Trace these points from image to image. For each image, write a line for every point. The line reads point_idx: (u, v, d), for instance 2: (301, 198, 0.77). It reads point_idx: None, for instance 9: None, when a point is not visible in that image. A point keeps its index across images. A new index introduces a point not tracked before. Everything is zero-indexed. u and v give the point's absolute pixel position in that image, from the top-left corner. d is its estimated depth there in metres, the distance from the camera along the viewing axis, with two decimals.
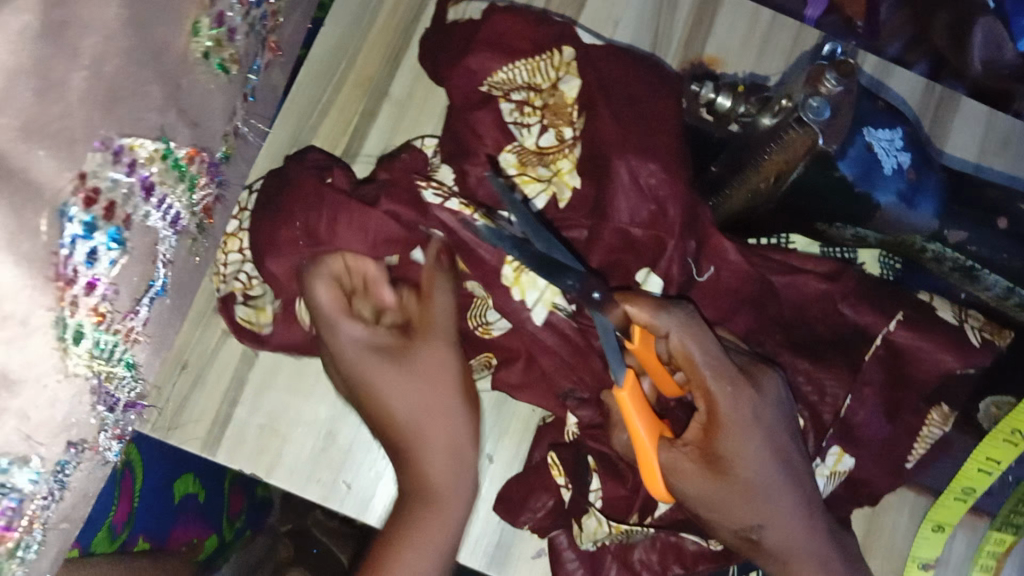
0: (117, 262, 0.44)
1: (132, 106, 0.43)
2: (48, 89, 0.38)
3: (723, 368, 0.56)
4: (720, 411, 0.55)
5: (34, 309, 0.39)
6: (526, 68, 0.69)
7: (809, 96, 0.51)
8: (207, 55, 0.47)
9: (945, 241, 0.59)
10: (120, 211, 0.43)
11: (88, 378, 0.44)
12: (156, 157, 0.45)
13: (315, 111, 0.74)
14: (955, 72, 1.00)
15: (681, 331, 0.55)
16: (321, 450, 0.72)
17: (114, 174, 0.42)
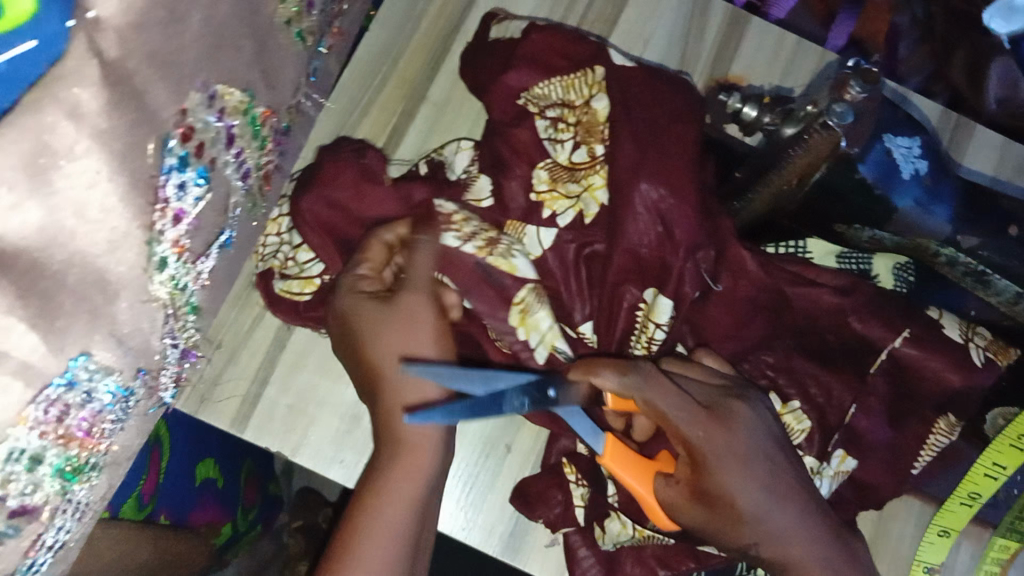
0: (201, 200, 0.43)
1: (228, 57, 0.41)
2: (169, 22, 0.36)
3: (688, 414, 0.56)
4: (699, 449, 0.56)
5: (132, 228, 0.37)
6: (561, 85, 0.73)
7: (834, 102, 0.53)
8: (289, 22, 0.46)
9: (958, 246, 0.61)
10: (208, 152, 0.42)
11: (165, 307, 0.42)
12: (240, 108, 0.44)
13: (356, 111, 0.77)
14: (971, 108, 1.03)
15: (635, 389, 0.56)
16: (345, 433, 0.74)
17: (208, 117, 0.41)
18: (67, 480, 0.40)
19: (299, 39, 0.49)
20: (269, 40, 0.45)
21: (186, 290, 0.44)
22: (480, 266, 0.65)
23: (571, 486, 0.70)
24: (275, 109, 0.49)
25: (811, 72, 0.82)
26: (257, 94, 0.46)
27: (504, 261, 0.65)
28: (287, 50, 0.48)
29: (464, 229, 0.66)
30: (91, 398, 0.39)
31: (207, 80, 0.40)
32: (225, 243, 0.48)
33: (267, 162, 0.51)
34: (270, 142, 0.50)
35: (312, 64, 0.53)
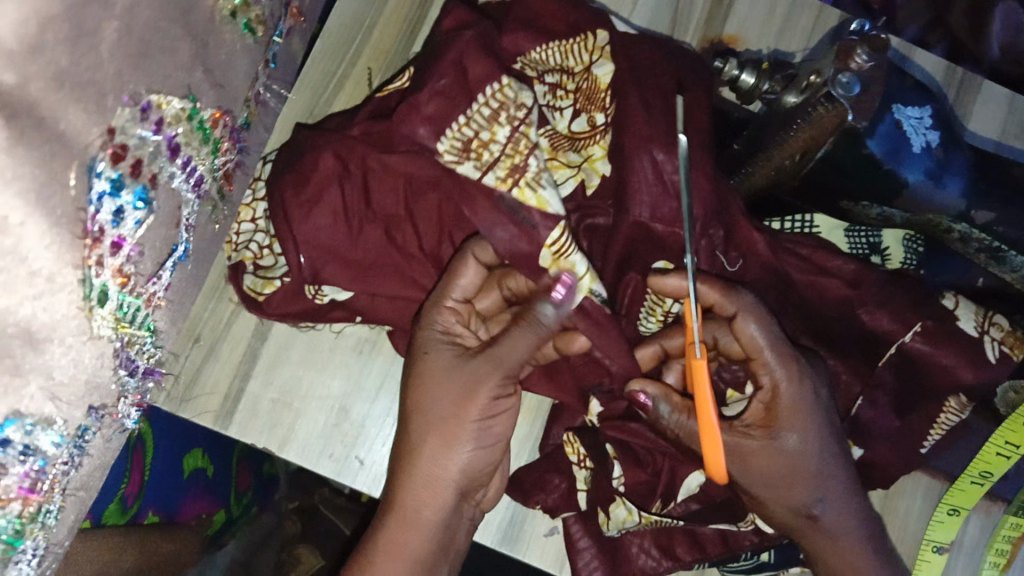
0: (142, 223, 0.39)
1: (161, 62, 0.39)
2: (80, 38, 0.34)
3: (792, 357, 0.57)
4: (784, 394, 0.56)
5: (60, 266, 0.35)
6: (559, 50, 0.68)
7: (838, 71, 0.49)
8: (233, 15, 0.44)
9: (972, 222, 0.58)
10: (147, 169, 0.39)
11: (112, 340, 0.40)
12: (183, 116, 0.41)
13: (331, 84, 0.73)
14: (973, 57, 0.97)
15: (746, 314, 0.56)
16: (334, 425, 0.71)
17: (142, 132, 0.38)
18: (10, 544, 0.37)
19: (248, 32, 0.46)
20: (212, 37, 0.42)
21: (137, 316, 0.41)
22: (505, 202, 0.56)
23: (574, 468, 0.65)
24: (228, 108, 0.45)
25: (808, 30, 0.77)
26: (201, 93, 0.42)
27: (532, 193, 0.55)
28: (234, 45, 0.45)
29: (484, 156, 0.56)
30: (30, 453, 0.36)
31: (137, 92, 0.37)
32: (182, 256, 0.45)
33: (225, 162, 0.47)
34: (225, 141, 0.46)
35: (272, 50, 0.49)
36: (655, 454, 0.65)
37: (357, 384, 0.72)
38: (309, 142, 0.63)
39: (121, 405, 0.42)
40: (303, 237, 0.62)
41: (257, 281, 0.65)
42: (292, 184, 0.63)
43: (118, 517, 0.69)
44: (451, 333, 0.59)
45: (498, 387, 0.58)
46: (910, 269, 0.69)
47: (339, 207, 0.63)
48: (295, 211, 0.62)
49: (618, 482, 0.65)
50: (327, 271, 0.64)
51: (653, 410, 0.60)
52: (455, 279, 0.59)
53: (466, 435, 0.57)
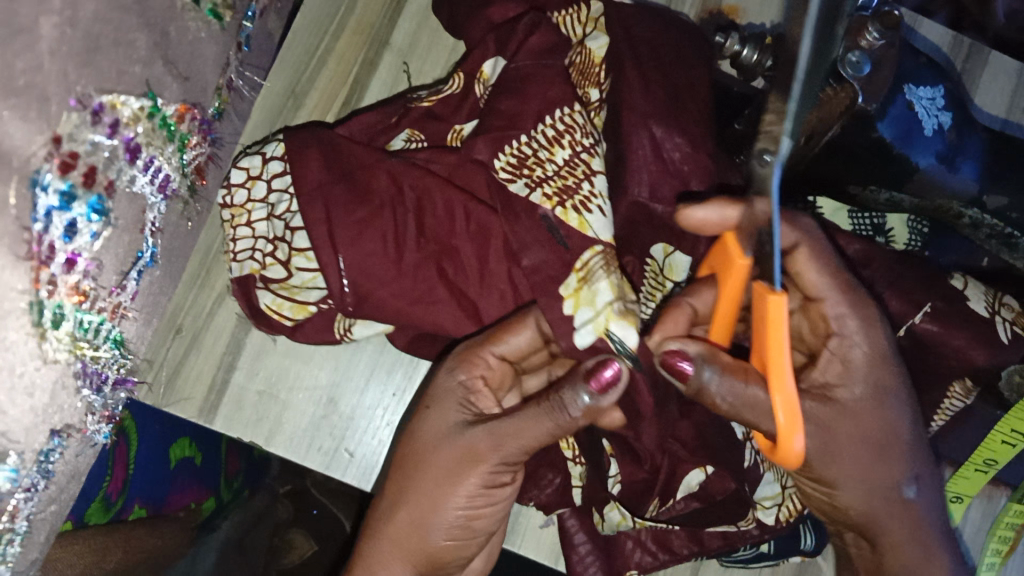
0: (100, 235, 0.38)
1: (115, 57, 0.37)
2: (13, 37, 0.32)
3: (861, 299, 0.53)
4: (850, 339, 0.53)
5: (8, 290, 0.34)
6: (552, 23, 0.64)
7: (848, 50, 0.46)
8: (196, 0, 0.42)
9: (983, 207, 0.55)
10: (101, 177, 0.37)
11: (71, 361, 0.38)
12: (141, 115, 0.39)
13: (312, 61, 0.69)
14: (977, 24, 0.94)
15: (806, 241, 0.52)
16: (322, 417, 0.69)
17: (94, 136, 0.36)
18: None
19: (214, 17, 0.44)
20: (173, 26, 0.41)
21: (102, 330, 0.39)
22: (547, 220, 0.56)
23: (568, 464, 0.65)
24: (196, 101, 0.43)
25: None
26: (163, 87, 0.40)
27: (575, 215, 0.56)
28: (193, 31, 0.42)
29: (535, 174, 0.57)
30: None
31: (85, 94, 0.36)
32: (150, 262, 0.43)
33: (196, 157, 0.44)
34: (195, 134, 0.43)
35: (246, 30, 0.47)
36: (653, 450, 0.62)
37: (346, 373, 0.69)
38: (357, 158, 0.61)
39: (90, 422, 0.40)
40: (349, 261, 0.58)
41: (279, 300, 0.62)
42: (344, 197, 0.59)
43: (102, 515, 0.69)
44: (472, 397, 0.57)
45: (490, 473, 0.54)
46: (914, 251, 0.66)
47: (391, 232, 0.59)
48: (344, 235, 0.58)
49: (614, 482, 0.64)
50: (377, 298, 0.59)
51: (693, 380, 0.49)
52: (506, 336, 0.57)
53: (444, 518, 0.54)
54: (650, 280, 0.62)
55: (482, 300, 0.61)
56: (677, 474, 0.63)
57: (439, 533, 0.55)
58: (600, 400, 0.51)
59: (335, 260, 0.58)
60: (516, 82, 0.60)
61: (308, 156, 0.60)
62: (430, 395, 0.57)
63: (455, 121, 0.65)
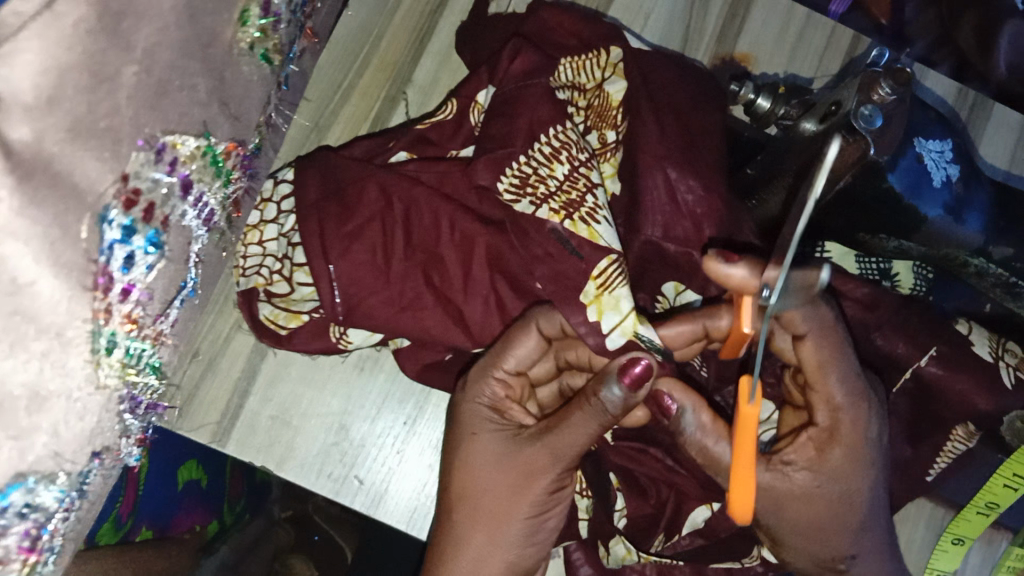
0: (153, 267, 0.39)
1: (177, 101, 0.38)
2: (98, 84, 0.34)
3: (856, 390, 0.55)
4: (841, 430, 0.55)
5: (70, 321, 0.34)
6: (571, 66, 0.67)
7: (861, 104, 0.48)
8: (251, 46, 0.43)
9: (988, 256, 0.57)
10: (158, 213, 0.38)
11: (118, 388, 0.39)
12: (198, 154, 0.40)
13: (336, 96, 0.72)
14: (979, 74, 0.96)
15: (818, 335, 0.53)
16: (333, 444, 0.70)
17: (156, 174, 0.37)
18: None
19: (266, 62, 0.45)
20: (229, 70, 0.42)
21: (145, 356, 0.40)
22: (556, 232, 0.58)
23: (575, 497, 0.64)
24: (242, 139, 0.44)
25: (821, 49, 0.76)
26: (217, 127, 0.42)
27: (585, 226, 0.58)
28: (251, 76, 0.44)
29: (539, 192, 0.60)
30: (30, 509, 0.36)
31: (151, 135, 0.37)
32: (191, 291, 0.44)
33: (236, 190, 0.46)
34: (236, 172, 0.45)
35: (284, 74, 0.48)
36: (659, 485, 0.64)
37: (357, 401, 0.70)
38: (350, 173, 0.62)
39: (124, 444, 0.41)
40: (342, 271, 0.60)
41: (276, 310, 0.66)
42: (335, 215, 0.61)
43: (111, 535, 0.70)
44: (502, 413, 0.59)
45: (552, 481, 0.57)
46: (920, 296, 0.68)
47: (380, 243, 0.61)
48: (335, 246, 0.60)
49: (620, 515, 0.65)
50: (367, 308, 0.61)
51: (675, 417, 0.56)
52: (509, 350, 0.59)
53: (512, 533, 0.57)
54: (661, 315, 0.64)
55: (467, 306, 0.62)
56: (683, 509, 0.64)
57: (512, 549, 0.57)
58: (632, 395, 0.53)
59: (326, 269, 0.60)
60: (505, 107, 0.63)
61: (307, 183, 0.63)
62: (460, 419, 0.59)
63: (449, 144, 0.67)
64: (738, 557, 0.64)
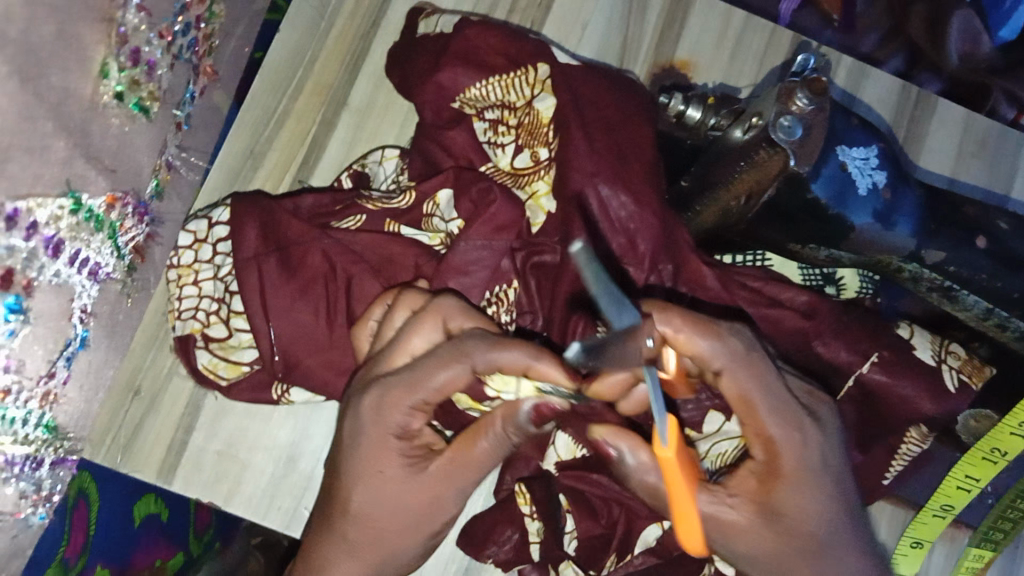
0: (18, 332, 0.41)
1: (30, 162, 0.40)
2: None
3: (788, 412, 0.48)
4: (783, 455, 0.48)
5: None
6: (500, 85, 0.66)
7: (780, 114, 0.48)
8: (119, 97, 0.46)
9: (922, 261, 0.57)
10: (21, 276, 0.40)
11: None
12: (62, 213, 0.42)
13: (271, 123, 0.71)
14: (932, 66, 0.95)
15: (731, 368, 0.48)
16: (282, 477, 0.68)
17: (9, 240, 0.39)
18: None
19: (141, 111, 0.49)
20: (97, 120, 0.45)
21: (31, 418, 0.44)
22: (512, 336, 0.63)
23: (526, 520, 0.64)
24: (123, 190, 0.48)
25: (760, 53, 0.75)
26: (87, 182, 0.45)
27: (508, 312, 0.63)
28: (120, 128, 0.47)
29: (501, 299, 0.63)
30: None
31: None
32: (82, 345, 0.48)
33: (133, 238, 0.50)
34: (126, 219, 0.49)
35: (183, 113, 0.54)
36: (610, 505, 0.63)
37: (307, 434, 0.69)
38: (292, 229, 0.63)
39: (23, 505, 0.45)
40: (281, 329, 0.62)
41: (216, 359, 0.65)
42: (277, 270, 0.63)
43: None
44: (410, 428, 0.51)
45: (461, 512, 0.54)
46: (865, 297, 0.68)
47: (322, 303, 0.63)
48: (276, 303, 0.62)
49: (570, 539, 0.65)
50: (307, 361, 0.63)
51: (618, 462, 0.51)
52: (433, 373, 0.49)
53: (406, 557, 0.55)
54: None
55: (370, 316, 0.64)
56: (634, 527, 0.63)
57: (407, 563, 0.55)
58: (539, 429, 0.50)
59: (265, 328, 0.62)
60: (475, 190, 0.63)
61: (245, 230, 0.64)
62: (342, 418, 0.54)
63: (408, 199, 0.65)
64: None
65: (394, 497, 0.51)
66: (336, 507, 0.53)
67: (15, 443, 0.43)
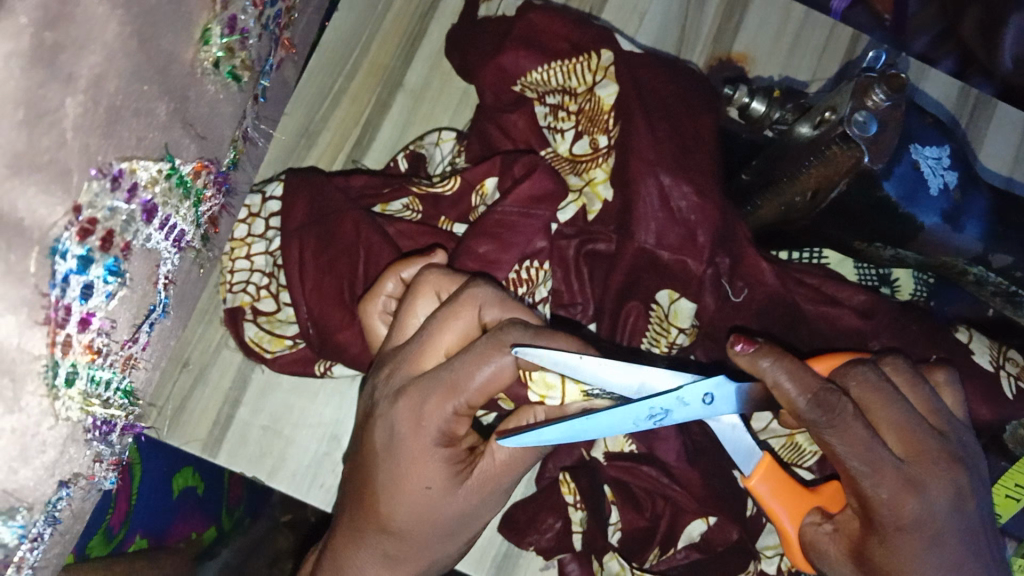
0: (115, 294, 0.42)
1: (134, 125, 0.41)
2: (36, 120, 0.37)
3: (892, 466, 0.43)
4: (880, 510, 0.43)
5: (17, 353, 0.38)
6: (561, 71, 0.66)
7: (855, 110, 0.47)
8: (215, 65, 0.46)
9: (988, 265, 0.56)
10: (118, 240, 0.41)
11: (82, 419, 0.42)
12: (158, 178, 0.43)
13: (326, 100, 0.70)
14: (983, 70, 0.94)
15: (818, 412, 0.43)
16: (325, 454, 0.68)
17: (112, 202, 0.40)
18: None
19: (232, 79, 0.49)
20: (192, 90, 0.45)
21: (114, 381, 0.45)
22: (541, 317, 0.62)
23: (568, 510, 0.64)
24: (210, 158, 0.48)
25: (820, 48, 0.74)
26: (181, 148, 0.45)
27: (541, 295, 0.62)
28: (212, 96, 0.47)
29: (532, 279, 0.61)
30: None
31: (105, 163, 0.40)
32: (161, 313, 0.48)
33: (209, 207, 0.50)
34: (209, 189, 0.49)
35: (262, 85, 0.54)
36: (654, 499, 0.63)
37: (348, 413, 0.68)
38: (334, 202, 0.63)
39: (96, 469, 0.45)
40: (312, 303, 0.62)
41: (262, 332, 0.66)
42: (315, 244, 0.63)
43: (102, 546, 0.71)
44: (452, 435, 0.47)
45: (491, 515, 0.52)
46: (920, 301, 0.67)
47: (345, 281, 0.61)
48: (310, 278, 0.62)
49: (614, 529, 0.65)
50: (334, 339, 0.62)
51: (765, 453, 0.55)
52: (461, 373, 0.45)
53: (439, 556, 0.53)
54: (653, 325, 0.62)
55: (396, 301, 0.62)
56: (678, 521, 0.63)
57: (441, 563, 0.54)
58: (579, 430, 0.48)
59: (298, 300, 0.62)
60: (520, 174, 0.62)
61: (296, 202, 0.64)
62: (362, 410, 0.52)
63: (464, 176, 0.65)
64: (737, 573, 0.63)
65: (424, 498, 0.48)
66: (371, 522, 0.50)
67: (100, 406, 0.44)
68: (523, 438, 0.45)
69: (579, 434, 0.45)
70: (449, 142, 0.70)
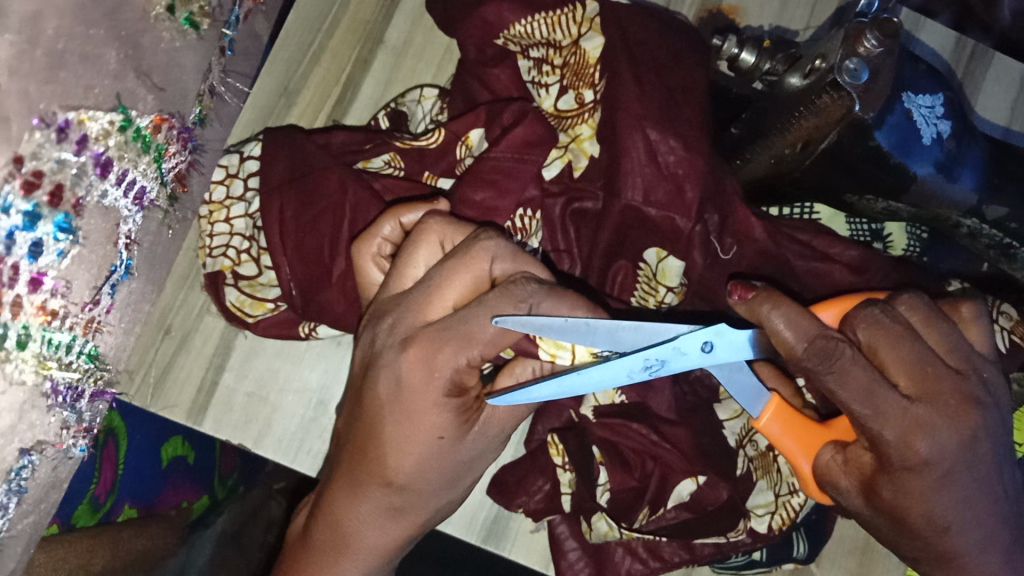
0: (66, 253, 0.49)
1: None
2: None
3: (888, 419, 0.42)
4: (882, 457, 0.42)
5: None
6: (545, 23, 0.64)
7: (846, 57, 0.45)
8: (170, 10, 0.54)
9: (983, 216, 0.55)
10: (69, 195, 0.48)
11: (38, 382, 0.49)
12: (109, 131, 0.50)
13: (305, 58, 0.68)
14: (981, 24, 0.92)
15: (816, 361, 0.42)
16: (312, 420, 0.67)
17: (59, 154, 0.48)
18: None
19: (191, 26, 0.55)
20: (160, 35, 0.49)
21: (75, 344, 0.51)
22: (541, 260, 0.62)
23: (556, 472, 0.63)
24: (171, 112, 0.55)
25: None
26: (136, 100, 0.52)
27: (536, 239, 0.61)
28: None
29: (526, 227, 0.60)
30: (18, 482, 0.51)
31: (46, 115, 0.47)
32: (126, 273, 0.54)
33: (175, 165, 0.55)
34: (172, 144, 0.54)
35: (229, 34, 0.59)
36: (645, 458, 0.62)
37: (335, 374, 0.67)
38: (315, 159, 0.62)
39: (64, 436, 0.52)
40: (296, 264, 0.61)
41: (243, 296, 0.64)
42: (295, 204, 0.61)
43: (89, 516, 0.71)
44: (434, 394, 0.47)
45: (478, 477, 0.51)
46: (913, 257, 0.66)
47: (325, 240, 0.60)
48: (292, 237, 0.61)
49: (603, 491, 0.63)
50: (317, 301, 0.60)
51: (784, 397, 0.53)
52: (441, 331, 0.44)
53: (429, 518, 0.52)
54: (641, 283, 0.61)
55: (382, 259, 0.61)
56: (670, 479, 0.62)
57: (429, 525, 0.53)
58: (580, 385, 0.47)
59: (280, 261, 0.61)
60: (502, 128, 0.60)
61: (274, 161, 0.62)
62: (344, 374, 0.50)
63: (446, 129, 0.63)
64: (726, 532, 0.62)
65: (412, 459, 0.47)
66: (366, 483, 0.49)
67: (60, 368, 0.50)
68: (512, 397, 0.45)
69: (567, 390, 0.45)
70: (432, 100, 0.68)
